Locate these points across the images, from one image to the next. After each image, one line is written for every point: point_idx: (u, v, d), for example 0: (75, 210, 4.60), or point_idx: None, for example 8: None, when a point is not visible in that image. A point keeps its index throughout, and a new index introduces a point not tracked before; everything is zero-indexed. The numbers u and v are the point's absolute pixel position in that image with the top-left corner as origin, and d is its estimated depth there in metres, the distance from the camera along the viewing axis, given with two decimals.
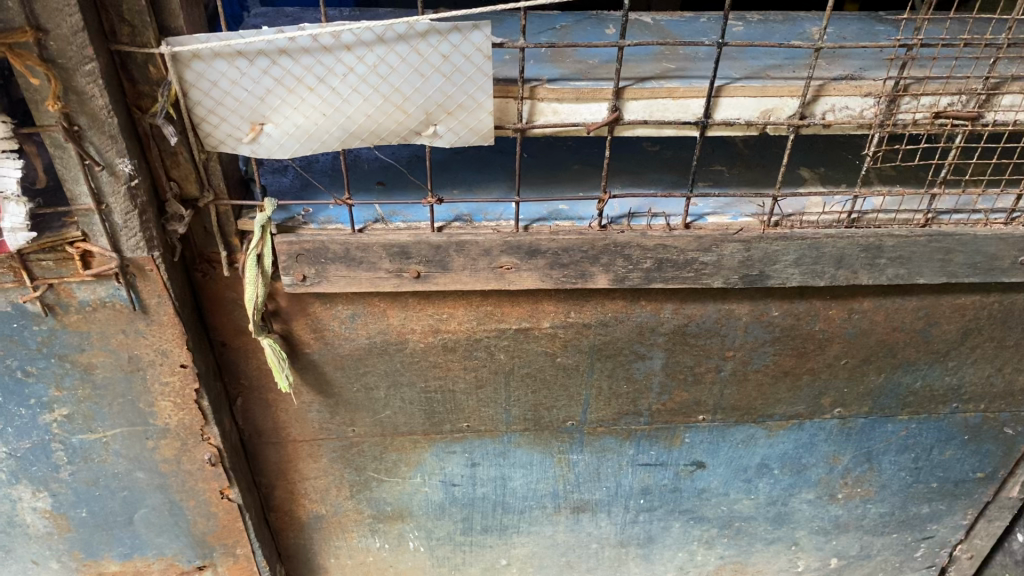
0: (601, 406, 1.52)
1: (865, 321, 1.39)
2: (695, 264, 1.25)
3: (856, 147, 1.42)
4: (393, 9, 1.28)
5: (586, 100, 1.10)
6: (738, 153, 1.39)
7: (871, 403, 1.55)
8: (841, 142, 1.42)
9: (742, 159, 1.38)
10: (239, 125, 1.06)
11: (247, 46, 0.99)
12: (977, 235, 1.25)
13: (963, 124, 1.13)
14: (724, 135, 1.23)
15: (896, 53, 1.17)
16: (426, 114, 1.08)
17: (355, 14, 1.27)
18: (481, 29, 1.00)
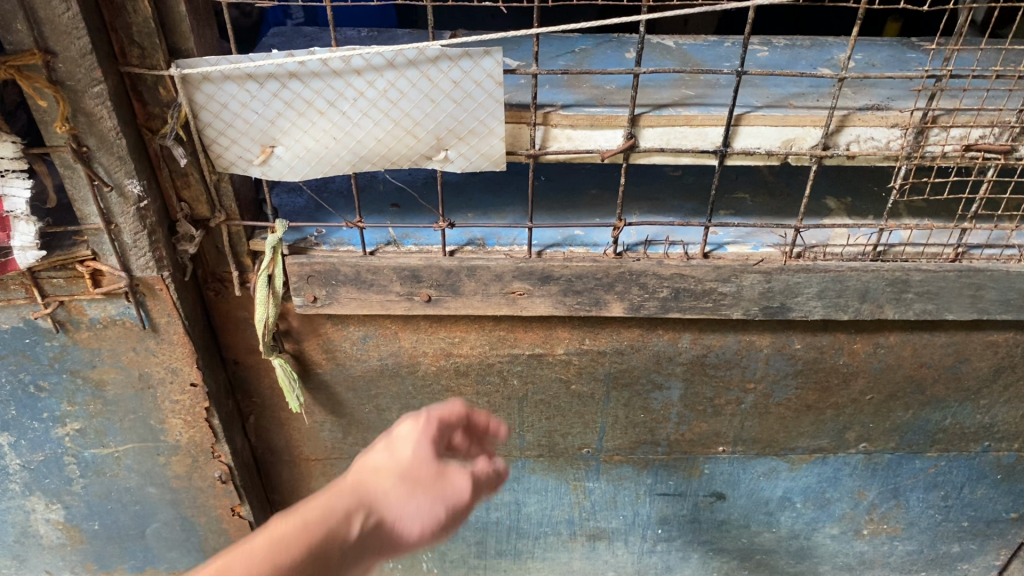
0: (617, 434, 1.49)
1: (891, 356, 1.34)
2: (713, 295, 1.22)
3: (886, 176, 1.37)
4: (411, 29, 1.27)
5: (601, 127, 1.08)
6: (763, 180, 1.35)
7: (898, 439, 1.50)
8: (870, 171, 1.38)
9: (767, 186, 1.34)
10: (249, 147, 1.06)
11: (257, 69, 0.99)
12: (1009, 271, 1.19)
13: (995, 157, 1.08)
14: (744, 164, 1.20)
15: (925, 83, 1.13)
16: (437, 139, 1.06)
17: (374, 35, 1.26)
18: (492, 55, 0.98)
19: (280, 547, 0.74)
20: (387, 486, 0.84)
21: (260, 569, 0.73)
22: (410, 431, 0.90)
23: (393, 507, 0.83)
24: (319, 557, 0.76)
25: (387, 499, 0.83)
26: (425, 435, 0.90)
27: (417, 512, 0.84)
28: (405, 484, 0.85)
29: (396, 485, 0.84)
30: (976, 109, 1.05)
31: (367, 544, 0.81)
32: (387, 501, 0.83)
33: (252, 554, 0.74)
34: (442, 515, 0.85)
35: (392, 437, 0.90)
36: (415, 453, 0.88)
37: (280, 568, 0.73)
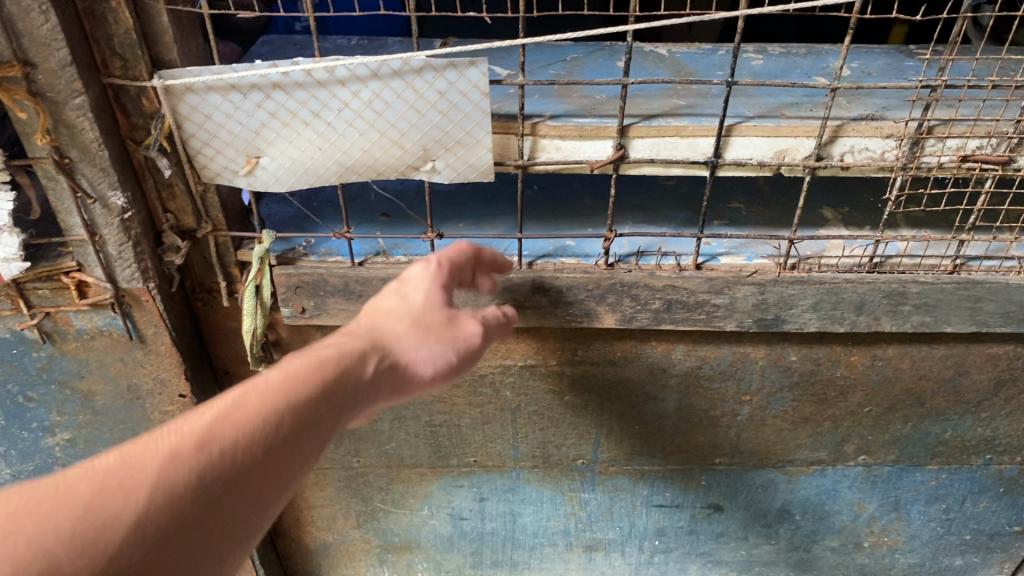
0: (612, 446, 1.47)
1: (889, 369, 1.32)
2: (706, 306, 1.20)
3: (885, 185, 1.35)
4: (401, 37, 1.26)
5: (590, 138, 1.06)
6: (759, 190, 1.33)
7: (897, 452, 1.48)
8: (868, 181, 1.36)
9: (763, 196, 1.32)
10: (234, 157, 1.05)
11: (241, 79, 0.97)
12: (1009, 284, 1.17)
13: (993, 168, 1.06)
14: (737, 175, 1.18)
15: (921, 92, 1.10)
16: (423, 151, 1.05)
17: (364, 44, 1.25)
18: (477, 65, 0.96)
19: (296, 382, 0.77)
20: (398, 330, 0.90)
21: (278, 400, 0.74)
22: (417, 279, 0.96)
23: (406, 348, 0.89)
24: (333, 392, 0.79)
25: (402, 343, 0.89)
26: (433, 285, 0.96)
27: (432, 355, 0.90)
28: (417, 329, 0.91)
29: (409, 331, 0.90)
30: (972, 119, 1.03)
31: (377, 382, 0.85)
32: (402, 343, 0.89)
33: (273, 385, 0.75)
34: (453, 358, 0.91)
35: (403, 286, 0.96)
36: (423, 301, 0.94)
37: (296, 398, 0.76)
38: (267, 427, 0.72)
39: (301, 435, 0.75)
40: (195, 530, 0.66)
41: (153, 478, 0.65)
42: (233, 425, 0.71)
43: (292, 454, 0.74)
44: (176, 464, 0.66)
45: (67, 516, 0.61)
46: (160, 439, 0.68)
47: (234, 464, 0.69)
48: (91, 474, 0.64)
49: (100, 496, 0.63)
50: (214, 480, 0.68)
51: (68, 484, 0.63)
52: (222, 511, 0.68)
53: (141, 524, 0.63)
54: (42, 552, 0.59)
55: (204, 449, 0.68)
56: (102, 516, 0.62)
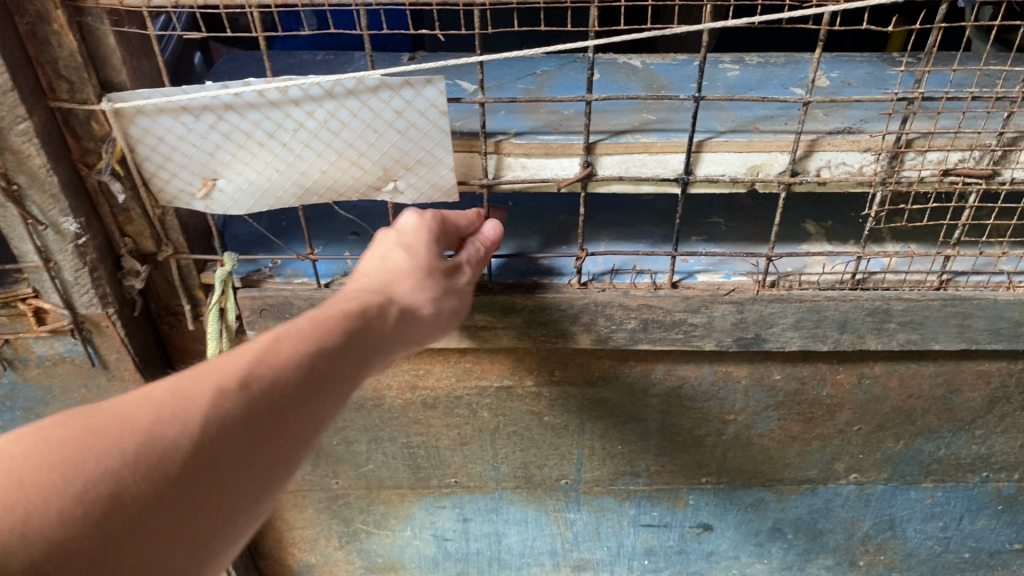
0: (596, 466, 1.43)
1: (877, 387, 1.27)
2: (683, 326, 1.16)
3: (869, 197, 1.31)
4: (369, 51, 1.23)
5: (556, 155, 1.03)
6: (740, 204, 1.29)
7: (890, 470, 1.43)
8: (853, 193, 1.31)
9: (743, 210, 1.28)
10: (191, 180, 1.02)
11: (191, 101, 0.94)
12: (997, 300, 1.13)
13: (977, 182, 1.02)
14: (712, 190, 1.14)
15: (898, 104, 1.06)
16: (384, 170, 1.01)
17: (329, 59, 1.22)
18: (435, 84, 0.93)
19: (326, 326, 0.77)
20: (415, 280, 0.90)
21: (312, 340, 0.74)
22: (419, 226, 0.95)
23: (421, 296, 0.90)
24: (364, 333, 0.80)
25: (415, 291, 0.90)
26: (435, 238, 0.96)
27: (434, 308, 0.92)
28: (427, 283, 0.92)
29: (420, 285, 0.91)
30: (953, 132, 0.99)
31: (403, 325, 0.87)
32: (418, 297, 0.90)
33: (308, 330, 0.75)
34: (450, 309, 0.95)
35: (406, 233, 0.95)
36: (429, 254, 0.94)
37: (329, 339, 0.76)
38: (306, 370, 0.72)
39: (336, 371, 0.75)
40: (248, 464, 0.66)
41: (208, 411, 0.64)
42: (275, 366, 0.70)
43: (332, 396, 0.74)
44: (228, 399, 0.66)
45: (130, 442, 0.60)
46: (206, 375, 0.67)
47: (279, 404, 0.69)
48: (144, 402, 0.63)
49: (161, 424, 0.62)
50: (262, 417, 0.68)
51: (126, 410, 0.62)
52: (273, 449, 0.68)
53: (200, 454, 0.63)
54: (111, 473, 0.58)
55: (251, 388, 0.68)
56: (164, 444, 0.61)
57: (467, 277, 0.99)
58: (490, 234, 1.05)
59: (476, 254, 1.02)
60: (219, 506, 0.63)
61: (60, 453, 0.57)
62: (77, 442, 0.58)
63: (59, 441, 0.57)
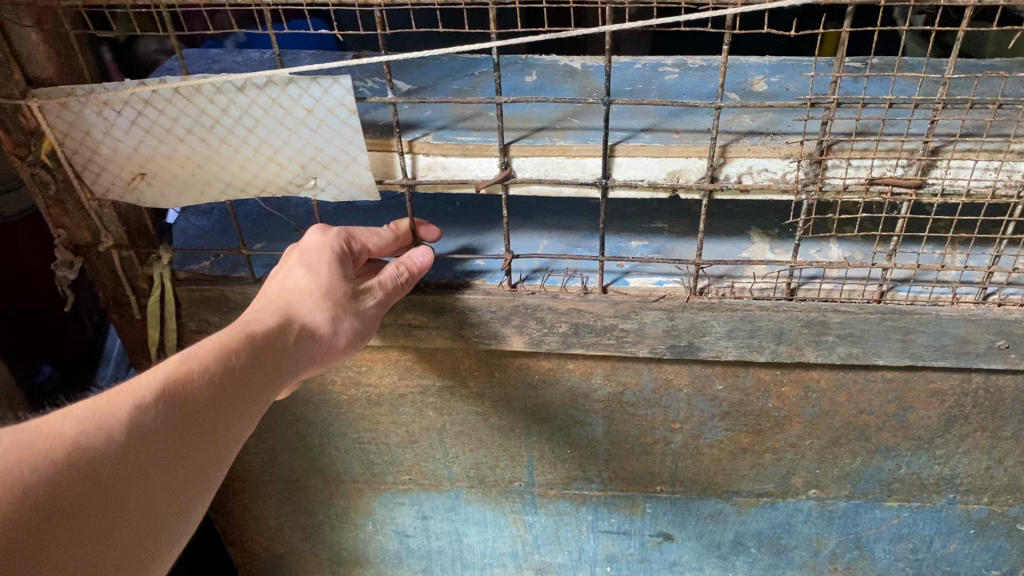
0: (547, 469, 1.42)
1: (825, 401, 1.24)
2: (615, 331, 1.15)
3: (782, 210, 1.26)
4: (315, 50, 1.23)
5: (474, 156, 1.02)
6: (687, 210, 1.27)
7: (850, 487, 1.39)
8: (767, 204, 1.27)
9: (690, 215, 1.26)
10: (119, 174, 1.05)
11: (111, 96, 0.97)
12: (939, 315, 1.09)
13: (906, 192, 0.97)
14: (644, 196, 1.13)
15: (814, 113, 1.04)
16: (303, 168, 1.03)
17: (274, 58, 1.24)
18: (340, 81, 0.94)
19: (232, 346, 0.84)
20: (313, 304, 0.95)
21: (217, 362, 0.81)
22: (321, 245, 1.00)
23: (319, 317, 0.95)
24: (265, 354, 0.87)
25: (313, 312, 0.95)
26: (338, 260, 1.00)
27: (332, 325, 0.97)
28: (329, 306, 0.97)
29: (321, 306, 0.96)
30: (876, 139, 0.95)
31: (306, 347, 0.94)
32: (320, 321, 0.95)
33: (214, 352, 0.82)
34: (352, 333, 1.00)
35: (309, 251, 1.00)
36: (332, 273, 0.99)
37: (233, 360, 0.83)
38: (214, 390, 0.79)
39: (240, 391, 0.82)
40: (164, 473, 0.72)
41: (129, 422, 0.70)
42: (183, 385, 0.76)
43: (235, 414, 0.81)
44: (147, 413, 0.72)
45: (61, 452, 0.64)
46: (122, 391, 0.72)
47: (189, 420, 0.75)
48: (70, 415, 0.67)
49: (87, 434, 0.67)
50: (175, 431, 0.74)
51: (55, 423, 0.66)
52: (185, 461, 0.74)
53: (122, 463, 0.68)
54: (46, 480, 0.62)
55: (164, 402, 0.74)
56: (92, 452, 0.66)
57: (375, 303, 1.03)
58: (416, 260, 1.08)
59: (395, 275, 1.06)
60: (138, 511, 0.69)
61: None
62: (15, 451, 0.62)
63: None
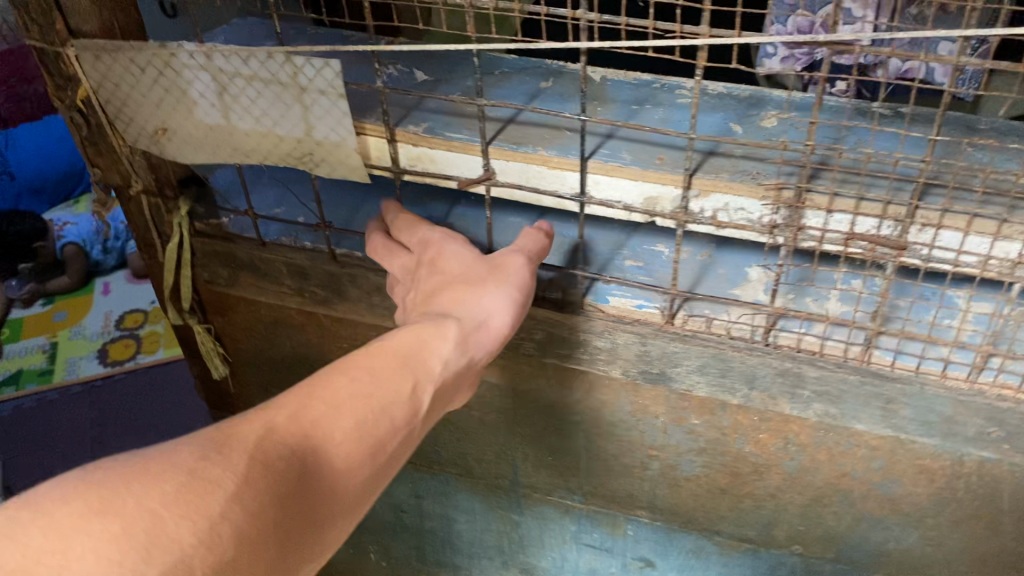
0: (531, 472, 1.43)
1: (805, 456, 1.18)
2: (588, 346, 1.16)
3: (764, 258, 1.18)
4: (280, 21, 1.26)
5: (460, 153, 1.04)
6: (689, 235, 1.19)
7: (835, 551, 1.32)
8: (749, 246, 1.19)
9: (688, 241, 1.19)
10: (145, 126, 1.13)
11: (138, 53, 1.05)
12: (925, 389, 1.02)
13: (893, 252, 0.91)
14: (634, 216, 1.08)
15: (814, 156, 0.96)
16: (300, 143, 1.08)
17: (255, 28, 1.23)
18: (331, 66, 0.98)
19: (378, 360, 0.81)
20: (454, 297, 0.95)
21: (361, 378, 0.78)
22: (442, 236, 1.05)
23: (466, 309, 0.93)
24: (411, 362, 0.83)
25: (458, 309, 0.94)
26: (462, 244, 1.02)
27: (480, 306, 0.94)
28: (472, 289, 0.96)
29: (459, 292, 0.96)
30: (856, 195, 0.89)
31: (459, 348, 0.88)
32: (465, 311, 0.93)
33: (356, 370, 0.78)
34: (513, 297, 0.96)
35: (432, 249, 1.05)
36: (461, 260, 1.01)
37: (377, 376, 0.79)
38: (362, 406, 0.75)
39: (393, 412, 0.78)
40: (285, 502, 0.68)
41: (255, 445, 0.68)
42: (319, 403, 0.74)
43: (385, 436, 0.77)
44: (273, 441, 0.69)
45: (173, 481, 0.63)
46: (255, 416, 0.71)
47: (319, 447, 0.72)
48: (193, 442, 0.67)
49: (207, 462, 0.65)
50: (305, 453, 0.71)
51: (172, 451, 0.65)
52: (304, 488, 0.70)
53: (242, 495, 0.65)
54: (152, 510, 0.61)
55: (294, 426, 0.71)
56: (216, 477, 0.64)
57: (524, 258, 0.99)
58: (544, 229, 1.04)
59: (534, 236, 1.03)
60: (259, 545, 0.65)
61: (104, 491, 0.60)
62: (123, 478, 0.62)
63: (99, 480, 0.61)
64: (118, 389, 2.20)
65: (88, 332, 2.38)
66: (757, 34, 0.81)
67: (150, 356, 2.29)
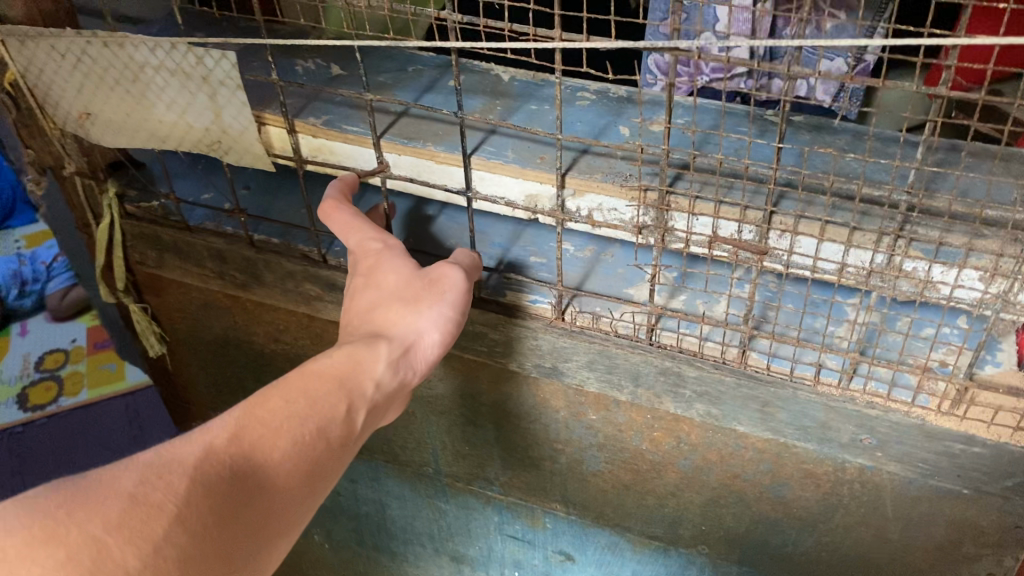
0: (451, 461, 1.46)
1: (698, 456, 1.20)
2: (486, 339, 1.19)
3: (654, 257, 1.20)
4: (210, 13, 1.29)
5: (356, 146, 1.08)
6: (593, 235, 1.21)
7: (738, 553, 1.33)
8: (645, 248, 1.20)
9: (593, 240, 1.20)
10: (68, 111, 1.17)
11: (57, 41, 1.09)
12: (797, 394, 1.03)
13: (753, 257, 0.93)
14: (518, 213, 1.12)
15: (691, 160, 0.98)
16: (209, 131, 1.12)
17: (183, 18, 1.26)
18: (228, 58, 1.03)
19: (322, 376, 0.80)
20: (393, 313, 0.91)
21: (305, 394, 0.76)
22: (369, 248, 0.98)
23: (409, 327, 0.89)
24: (357, 380, 0.81)
25: (399, 325, 0.90)
26: (397, 254, 0.96)
27: (417, 322, 0.90)
28: (407, 306, 0.91)
29: (399, 307, 0.91)
30: (713, 199, 0.92)
31: (399, 365, 0.86)
32: (403, 330, 0.89)
33: (296, 389, 0.76)
34: (451, 315, 0.92)
35: (367, 258, 0.98)
36: (394, 272, 0.94)
37: (323, 395, 0.78)
38: (303, 425, 0.74)
39: (341, 430, 0.77)
40: (228, 525, 0.67)
41: (192, 468, 0.66)
42: (261, 421, 0.72)
43: (331, 454, 0.76)
44: (213, 461, 0.68)
45: (115, 507, 0.62)
46: (190, 437, 0.69)
47: (261, 469, 0.70)
48: (131, 467, 0.65)
49: (145, 487, 0.64)
50: (246, 472, 0.69)
51: (111, 477, 0.64)
52: (247, 511, 0.68)
53: (182, 517, 0.64)
54: (94, 538, 0.60)
55: (233, 446, 0.70)
56: (154, 500, 0.63)
57: (454, 269, 0.95)
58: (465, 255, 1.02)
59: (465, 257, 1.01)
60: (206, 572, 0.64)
61: (45, 520, 0.60)
62: (65, 507, 0.61)
63: (36, 509, 0.60)
64: (39, 434, 2.37)
65: (6, 376, 2.55)
66: (605, 38, 0.83)
67: (73, 399, 2.47)
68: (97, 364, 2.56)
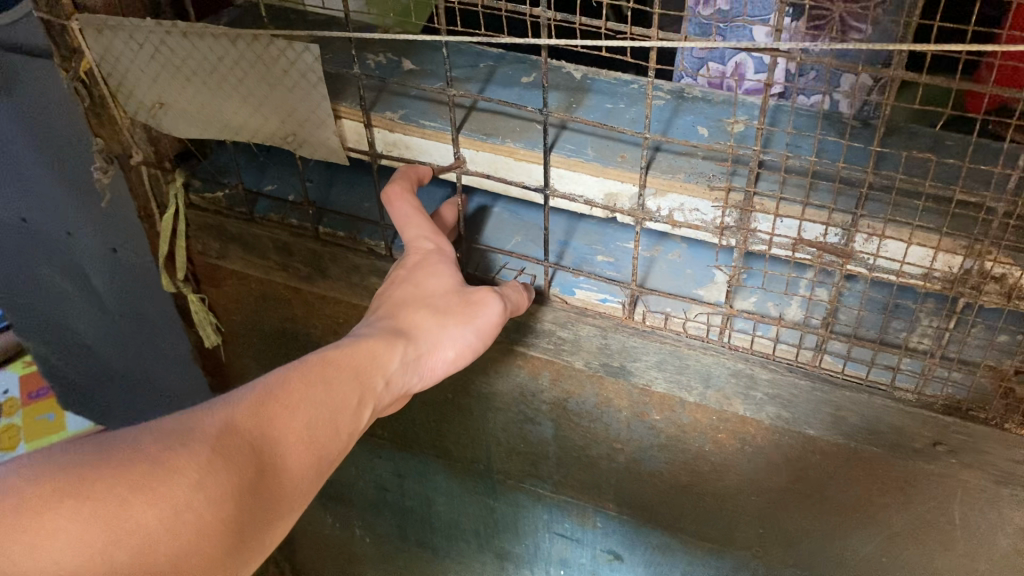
0: (504, 457, 1.46)
1: (761, 459, 1.19)
2: (553, 336, 1.19)
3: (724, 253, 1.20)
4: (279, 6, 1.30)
5: (433, 141, 1.09)
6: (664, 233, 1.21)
7: (794, 559, 1.33)
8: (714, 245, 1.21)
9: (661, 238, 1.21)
10: (141, 101, 1.17)
11: (136, 31, 1.09)
12: (872, 399, 1.03)
13: (838, 261, 0.93)
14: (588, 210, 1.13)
15: (773, 163, 0.98)
16: (284, 123, 1.12)
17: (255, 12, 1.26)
18: (310, 50, 1.03)
19: (336, 367, 0.87)
20: (416, 319, 0.98)
21: (319, 383, 0.84)
22: (413, 247, 1.04)
23: (427, 338, 0.97)
24: (368, 379, 0.89)
25: (420, 333, 0.97)
26: (443, 266, 1.02)
27: (436, 336, 0.98)
28: (433, 315, 0.99)
29: (423, 315, 0.99)
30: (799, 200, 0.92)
31: (406, 369, 0.94)
32: (422, 338, 0.97)
33: (311, 377, 0.83)
34: (471, 337, 1.00)
35: (408, 258, 1.04)
36: (426, 279, 1.01)
37: (335, 387, 0.85)
38: (315, 416, 0.81)
39: (346, 423, 0.85)
40: (244, 499, 0.73)
41: (217, 439, 0.72)
42: (281, 404, 0.79)
43: (337, 447, 0.83)
44: (235, 434, 0.74)
45: (140, 468, 0.68)
46: (213, 408, 0.76)
47: (275, 449, 0.77)
48: (155, 434, 0.71)
49: (170, 451, 0.69)
50: (262, 449, 0.76)
51: (138, 440, 0.69)
52: (261, 487, 0.75)
53: (206, 484, 0.70)
54: (120, 497, 0.66)
55: (254, 424, 0.76)
56: (180, 466, 0.69)
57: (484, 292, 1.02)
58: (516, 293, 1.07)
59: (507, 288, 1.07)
60: (221, 539, 0.71)
61: (74, 474, 0.65)
62: (95, 464, 0.66)
63: (67, 464, 0.65)
64: None
65: None
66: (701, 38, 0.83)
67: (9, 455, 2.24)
68: (33, 413, 2.33)
